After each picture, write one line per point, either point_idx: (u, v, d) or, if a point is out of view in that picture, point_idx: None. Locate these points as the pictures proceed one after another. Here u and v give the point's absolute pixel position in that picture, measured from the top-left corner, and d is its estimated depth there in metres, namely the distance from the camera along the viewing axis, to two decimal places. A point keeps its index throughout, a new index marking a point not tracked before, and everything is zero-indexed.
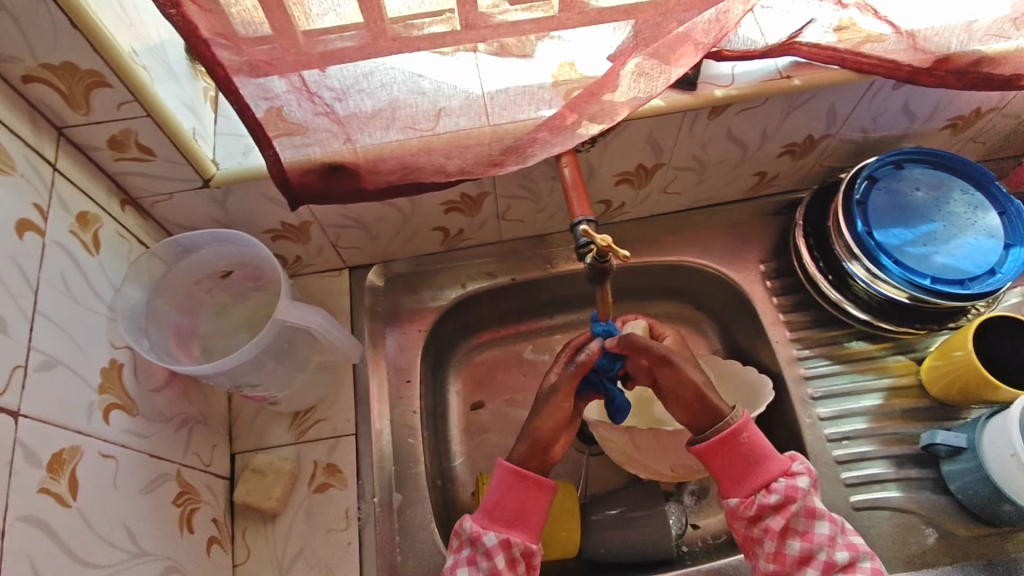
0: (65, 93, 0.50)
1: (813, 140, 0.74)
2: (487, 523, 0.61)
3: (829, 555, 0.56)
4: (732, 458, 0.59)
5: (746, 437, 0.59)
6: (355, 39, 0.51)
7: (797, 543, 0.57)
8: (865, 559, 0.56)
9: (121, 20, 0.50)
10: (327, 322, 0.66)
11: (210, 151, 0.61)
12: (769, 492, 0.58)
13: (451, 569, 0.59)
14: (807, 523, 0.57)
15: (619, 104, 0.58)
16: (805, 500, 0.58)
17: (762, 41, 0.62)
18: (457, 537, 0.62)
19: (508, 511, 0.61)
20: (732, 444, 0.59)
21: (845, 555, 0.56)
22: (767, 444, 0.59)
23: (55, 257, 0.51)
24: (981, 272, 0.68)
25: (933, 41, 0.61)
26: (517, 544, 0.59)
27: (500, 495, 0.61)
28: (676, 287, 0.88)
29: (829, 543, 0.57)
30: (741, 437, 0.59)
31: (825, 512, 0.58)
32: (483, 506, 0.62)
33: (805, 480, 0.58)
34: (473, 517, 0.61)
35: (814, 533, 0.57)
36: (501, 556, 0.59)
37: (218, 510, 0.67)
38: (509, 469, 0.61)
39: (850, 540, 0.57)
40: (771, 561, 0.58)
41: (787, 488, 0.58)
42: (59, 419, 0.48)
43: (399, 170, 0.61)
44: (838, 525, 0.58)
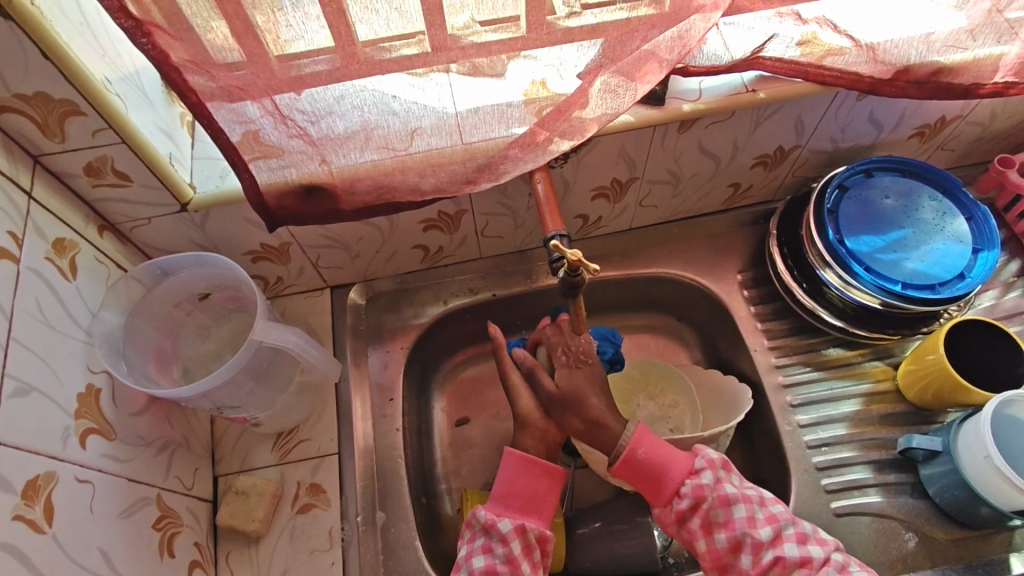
0: (40, 122, 0.51)
1: (784, 152, 0.76)
2: (502, 512, 0.64)
3: (753, 536, 0.60)
4: (639, 473, 0.63)
5: (643, 452, 0.63)
6: (327, 63, 0.52)
7: (723, 535, 0.60)
8: (788, 526, 0.60)
9: (93, 50, 0.51)
10: (305, 341, 0.66)
11: (187, 175, 0.62)
12: (681, 497, 0.62)
13: (467, 559, 0.61)
14: (724, 512, 0.61)
15: (589, 121, 0.59)
16: (714, 493, 0.61)
17: (727, 56, 0.64)
18: (471, 528, 0.65)
19: (521, 498, 0.64)
20: (632, 465, 0.63)
21: (768, 530, 0.60)
22: (665, 453, 0.63)
23: (30, 283, 0.52)
24: (951, 277, 0.69)
25: (893, 53, 0.63)
26: (530, 529, 0.63)
27: (511, 484, 0.65)
28: (658, 299, 0.88)
29: (749, 524, 0.60)
30: (638, 453, 0.63)
31: (738, 497, 0.61)
32: (495, 496, 0.65)
33: (707, 475, 0.62)
34: (488, 507, 0.64)
35: (734, 520, 0.60)
36: (517, 542, 0.62)
37: (201, 534, 0.66)
38: (519, 457, 0.65)
39: (770, 513, 0.61)
40: (709, 557, 0.61)
41: (694, 489, 0.61)
42: (33, 445, 0.48)
43: (375, 191, 0.62)
44: (754, 503, 0.61)
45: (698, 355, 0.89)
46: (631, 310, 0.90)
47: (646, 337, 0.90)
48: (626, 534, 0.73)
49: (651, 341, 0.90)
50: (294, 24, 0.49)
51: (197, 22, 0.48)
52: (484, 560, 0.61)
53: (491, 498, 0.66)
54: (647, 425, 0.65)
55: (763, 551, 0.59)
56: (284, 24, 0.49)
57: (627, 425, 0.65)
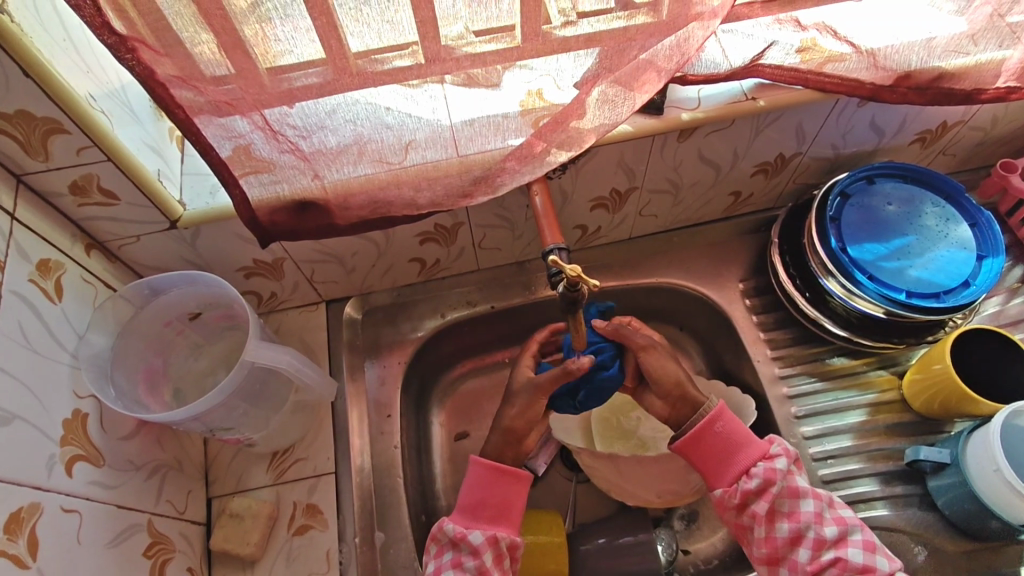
0: (22, 141, 0.50)
1: (785, 159, 0.75)
2: (470, 524, 0.63)
3: (817, 531, 0.59)
4: (709, 449, 0.64)
5: (721, 427, 0.64)
6: (319, 76, 0.51)
7: (786, 525, 0.60)
8: (855, 531, 0.59)
9: (77, 66, 0.50)
10: (298, 361, 0.64)
11: (177, 192, 0.61)
12: (750, 477, 0.62)
13: (437, 573, 0.61)
14: (792, 503, 0.61)
15: (586, 132, 0.58)
16: (785, 480, 0.61)
17: (726, 64, 0.62)
18: (438, 542, 0.64)
19: (489, 507, 0.64)
20: (707, 435, 0.64)
21: (834, 530, 0.59)
22: (744, 430, 0.64)
23: (13, 307, 0.50)
24: (956, 285, 0.68)
25: (894, 58, 0.62)
26: (501, 538, 0.63)
27: (479, 493, 0.64)
28: (658, 308, 0.87)
29: (816, 519, 0.60)
30: (716, 428, 0.64)
31: (808, 491, 0.61)
32: (462, 507, 0.65)
33: (782, 461, 0.62)
34: (454, 519, 0.64)
35: (800, 512, 0.60)
36: (488, 552, 0.62)
37: (194, 558, 0.65)
38: (485, 465, 0.65)
39: (838, 515, 0.60)
40: (764, 546, 0.61)
41: (766, 471, 0.61)
42: (16, 476, 0.47)
43: (369, 206, 0.61)
44: (823, 501, 0.61)
45: (701, 364, 0.87)
46: (631, 320, 0.88)
47: None
48: (628, 551, 0.72)
49: None
50: (283, 38, 0.48)
51: (185, 36, 0.46)
52: (454, 574, 0.60)
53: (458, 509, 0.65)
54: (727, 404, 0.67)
55: (824, 548, 0.59)
56: (273, 37, 0.47)
57: (707, 401, 0.66)
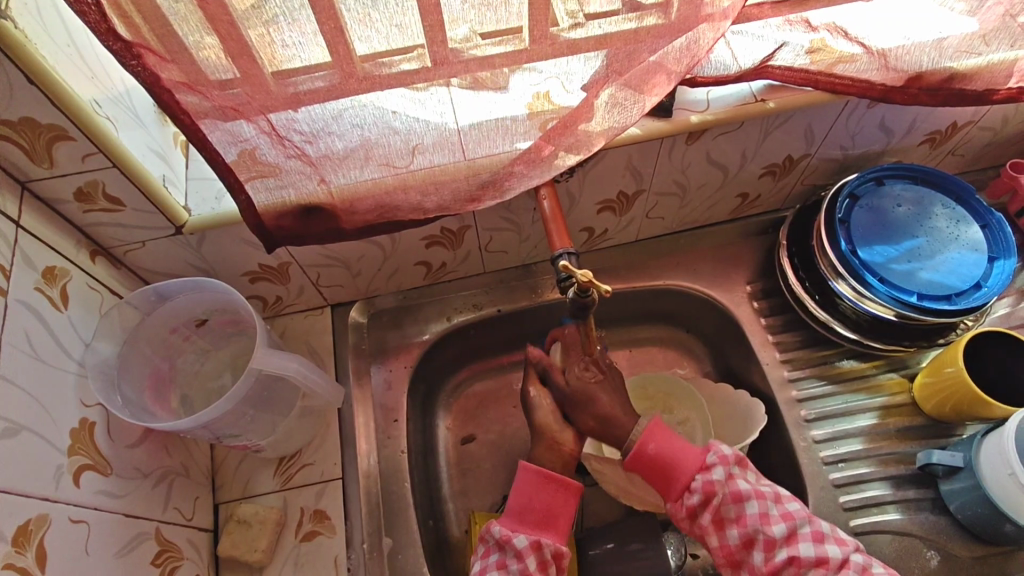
0: (27, 148, 0.49)
1: (793, 161, 0.74)
2: (516, 528, 0.62)
3: (766, 533, 0.57)
4: (649, 470, 0.61)
5: (654, 448, 0.61)
6: (326, 80, 0.50)
7: (735, 531, 0.58)
8: (804, 524, 0.58)
9: (80, 71, 0.49)
10: (305, 367, 0.64)
11: (182, 198, 0.60)
12: (691, 492, 0.60)
13: (480, 574, 0.60)
14: (736, 508, 0.59)
15: (595, 135, 0.57)
16: (726, 488, 0.59)
17: (736, 65, 0.62)
18: (485, 542, 0.63)
19: (535, 513, 0.62)
20: (642, 459, 0.61)
21: (782, 528, 0.57)
22: (676, 447, 0.61)
23: (19, 316, 0.50)
24: (967, 287, 0.68)
25: (905, 59, 0.61)
26: (546, 545, 0.61)
27: (528, 499, 0.62)
28: (665, 310, 0.87)
29: (762, 521, 0.58)
30: (649, 450, 0.61)
31: (750, 493, 0.59)
32: (510, 511, 0.63)
33: (719, 470, 0.60)
34: (502, 522, 0.62)
35: (746, 516, 0.58)
36: (532, 558, 0.60)
37: (201, 565, 0.64)
38: (534, 471, 0.63)
39: (785, 510, 0.58)
40: (721, 553, 0.59)
41: (705, 484, 0.59)
42: (23, 488, 0.46)
43: (376, 210, 0.60)
44: (768, 499, 0.59)
45: (708, 366, 0.87)
46: (638, 322, 0.88)
47: (654, 349, 0.88)
48: (637, 556, 0.71)
49: (659, 353, 0.88)
50: (290, 43, 0.47)
51: (191, 40, 0.45)
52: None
53: (506, 512, 0.64)
54: (658, 420, 0.63)
55: (776, 548, 0.57)
56: (279, 43, 0.47)
57: (639, 422, 0.63)
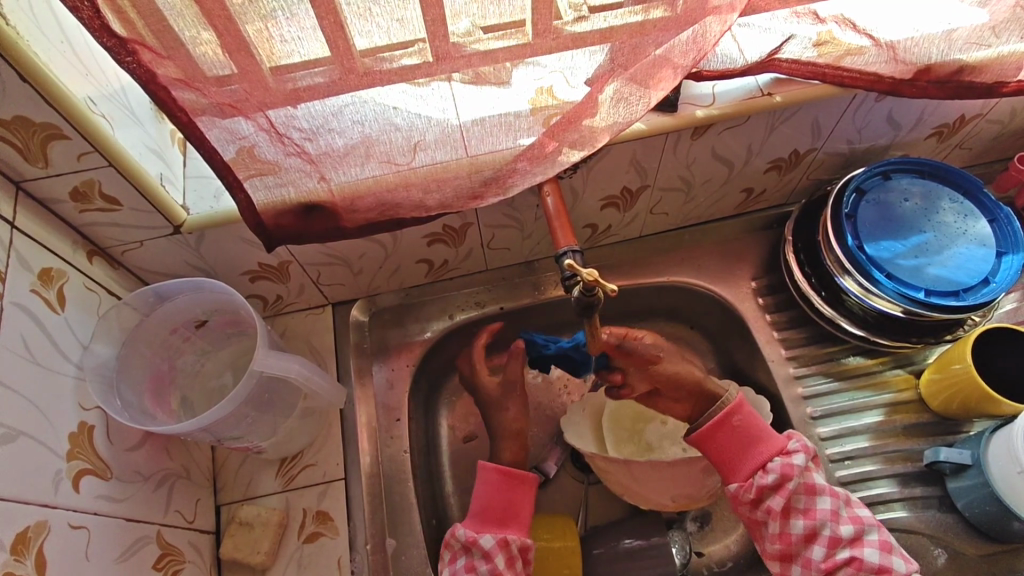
0: (21, 148, 0.48)
1: (799, 155, 0.73)
2: (481, 528, 0.63)
3: (832, 529, 0.58)
4: (726, 441, 0.64)
5: (740, 420, 0.64)
6: (325, 75, 0.49)
7: (801, 522, 0.59)
8: (872, 531, 0.58)
9: (74, 68, 0.48)
10: (306, 368, 0.63)
11: (180, 197, 0.59)
12: (766, 472, 0.61)
13: None
14: (807, 500, 0.60)
15: (600, 130, 0.56)
16: (802, 477, 0.60)
17: (741, 59, 0.61)
18: (451, 547, 0.63)
19: (498, 511, 0.64)
20: (725, 427, 0.64)
21: (849, 528, 0.58)
22: (763, 426, 0.64)
23: (15, 319, 0.49)
24: (976, 283, 0.67)
25: (913, 52, 0.60)
26: (512, 541, 0.62)
27: (490, 498, 0.64)
28: (670, 307, 0.86)
29: (831, 517, 0.59)
30: (734, 421, 0.64)
31: (825, 488, 0.60)
32: (473, 512, 0.64)
33: (800, 457, 0.61)
34: (466, 524, 0.63)
35: (816, 509, 0.59)
36: (500, 556, 0.61)
37: (203, 567, 0.64)
38: (493, 469, 0.65)
39: (854, 514, 0.59)
40: (777, 541, 0.60)
41: (783, 467, 0.61)
42: (22, 495, 0.46)
43: (378, 208, 0.59)
44: (840, 499, 0.60)
45: (712, 363, 0.86)
46: (642, 319, 0.87)
47: None
48: (643, 554, 0.71)
49: None
50: (289, 39, 0.45)
51: (187, 36, 0.44)
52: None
53: (469, 515, 0.65)
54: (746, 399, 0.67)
55: (839, 547, 0.58)
56: (278, 38, 0.45)
57: (727, 395, 0.67)
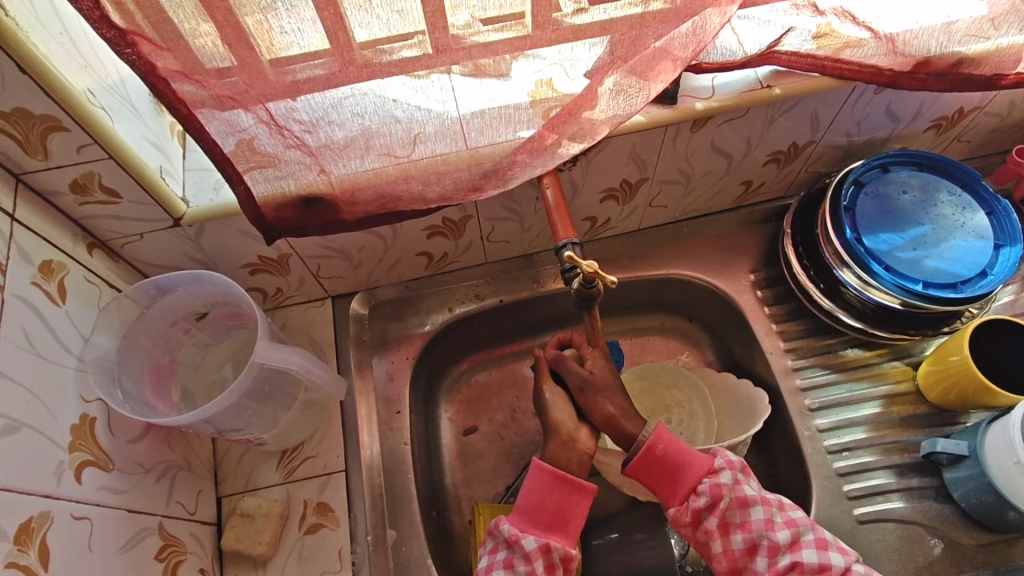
0: (21, 140, 0.48)
1: (798, 148, 0.74)
2: (527, 527, 0.61)
3: (771, 539, 0.58)
4: (654, 472, 0.61)
5: (663, 449, 0.61)
6: (324, 68, 0.49)
7: (739, 536, 0.59)
8: (808, 531, 0.58)
9: (74, 60, 0.48)
10: (307, 361, 0.63)
11: (180, 189, 0.59)
12: (698, 495, 0.60)
13: (486, 570, 0.60)
14: (742, 513, 0.59)
15: (599, 122, 0.57)
16: (733, 493, 0.59)
17: (741, 51, 0.61)
18: (494, 538, 0.63)
19: (547, 514, 0.61)
20: (649, 460, 0.61)
21: (786, 534, 0.58)
22: (685, 449, 0.61)
23: (16, 312, 0.49)
24: (973, 275, 0.67)
25: (913, 44, 0.60)
26: (556, 549, 0.60)
27: (539, 499, 0.62)
28: (669, 300, 0.86)
29: (767, 526, 0.58)
30: (657, 451, 0.61)
31: (757, 498, 0.59)
32: (521, 509, 0.62)
33: (727, 475, 0.60)
34: (511, 519, 0.62)
35: (751, 521, 0.58)
36: (540, 561, 0.59)
37: (205, 559, 0.64)
38: (548, 471, 0.62)
39: (788, 517, 0.59)
40: (724, 559, 0.59)
41: (712, 487, 0.59)
42: (25, 485, 0.46)
43: (377, 200, 0.59)
44: (773, 506, 0.59)
45: (711, 355, 0.87)
46: (641, 312, 0.88)
47: (657, 339, 0.88)
48: (643, 545, 0.71)
49: (662, 343, 0.88)
50: (289, 30, 0.45)
51: (186, 28, 0.44)
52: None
53: (516, 511, 0.63)
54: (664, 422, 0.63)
55: (780, 555, 0.57)
56: (278, 30, 0.45)
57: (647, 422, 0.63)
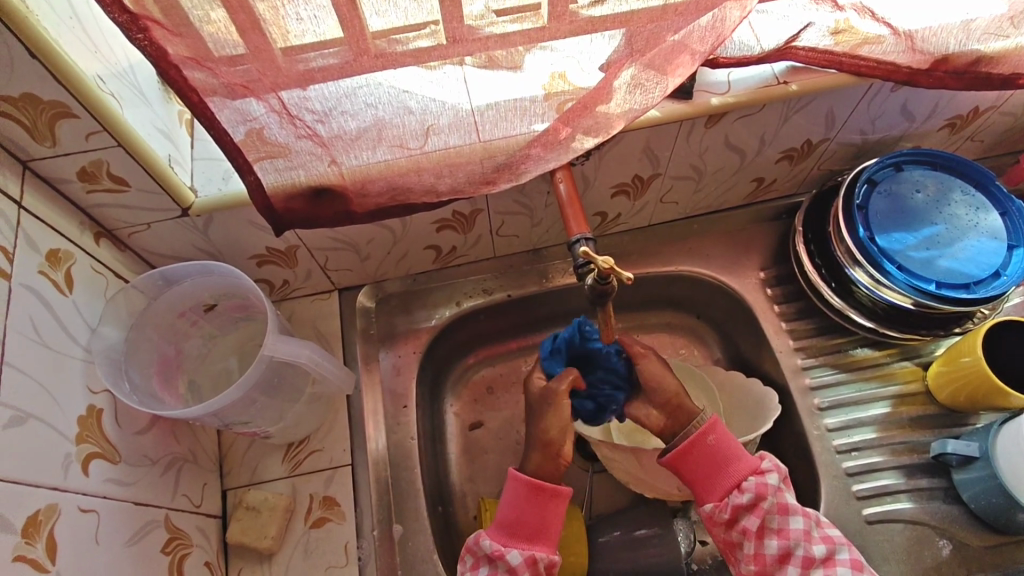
0: (28, 126, 0.47)
1: (812, 145, 0.73)
2: (508, 541, 0.61)
3: (806, 549, 0.58)
4: (699, 460, 0.61)
5: (714, 439, 0.62)
6: (337, 57, 0.48)
7: (775, 542, 0.58)
8: (843, 550, 0.58)
9: (83, 45, 0.47)
10: (316, 354, 0.63)
11: (188, 178, 0.58)
12: (741, 492, 0.60)
13: None
14: (781, 519, 0.59)
15: (615, 117, 0.56)
16: (776, 497, 0.59)
17: (758, 47, 0.60)
18: (473, 554, 0.62)
19: (528, 526, 0.61)
20: (697, 447, 0.62)
21: (822, 548, 0.58)
22: (736, 444, 0.62)
23: (23, 301, 0.48)
24: (986, 275, 0.67)
25: (932, 41, 0.59)
26: (540, 558, 0.60)
27: (519, 511, 0.62)
28: (677, 297, 0.86)
29: (805, 537, 0.58)
30: (708, 441, 0.62)
31: (798, 508, 0.59)
32: (500, 522, 0.62)
33: (774, 477, 0.60)
34: (492, 534, 0.62)
35: (790, 529, 0.58)
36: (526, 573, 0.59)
37: (210, 552, 0.64)
38: (524, 482, 0.63)
39: (826, 533, 0.59)
40: (752, 562, 0.59)
41: (758, 486, 0.60)
42: (32, 477, 0.45)
43: (388, 192, 0.58)
44: (812, 519, 0.59)
45: (718, 353, 0.86)
46: (649, 308, 0.87)
47: (664, 336, 0.88)
48: (649, 543, 0.71)
49: (669, 340, 0.88)
50: (303, 17, 0.44)
51: (197, 14, 0.43)
52: None
53: (495, 524, 0.63)
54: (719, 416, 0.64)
55: (813, 567, 0.57)
56: (292, 17, 0.44)
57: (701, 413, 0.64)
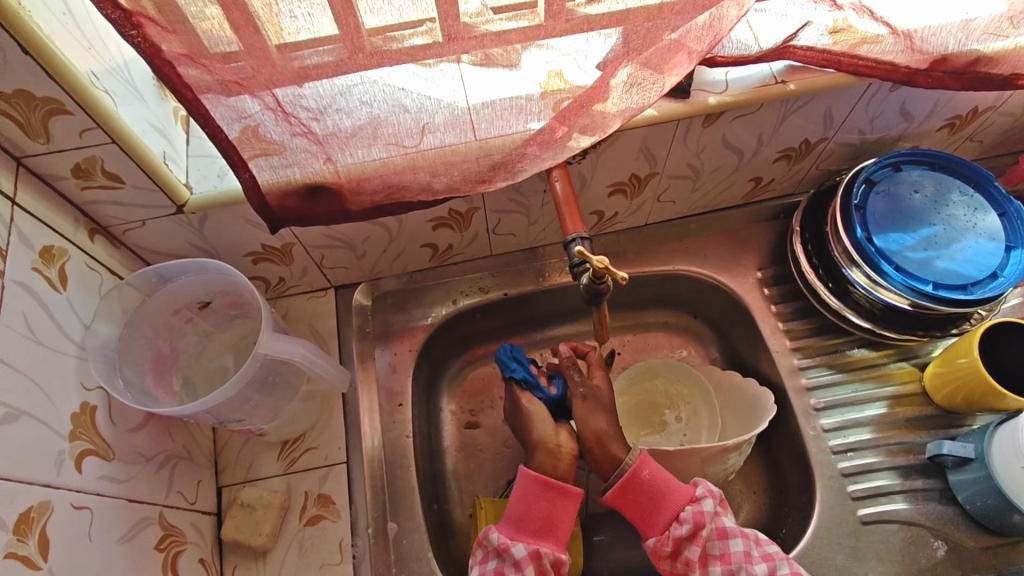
0: (22, 122, 0.47)
1: (810, 145, 0.73)
2: (515, 536, 0.61)
3: (748, 571, 0.57)
4: (637, 497, 0.62)
5: (648, 474, 0.62)
6: (332, 54, 0.48)
7: (717, 569, 0.58)
8: (784, 565, 0.58)
9: (77, 41, 0.47)
10: (311, 352, 0.63)
11: (183, 175, 0.58)
12: (680, 523, 0.60)
13: None
14: (721, 545, 0.59)
15: (611, 116, 0.56)
16: (714, 523, 0.59)
17: (756, 46, 0.60)
18: (483, 548, 0.61)
19: (535, 521, 0.62)
20: (633, 484, 0.62)
21: (764, 567, 0.57)
22: (669, 477, 0.62)
23: (17, 298, 0.48)
24: (983, 277, 0.66)
25: (931, 41, 0.59)
26: (546, 554, 0.60)
27: (527, 506, 0.62)
28: (674, 296, 0.85)
29: (745, 559, 0.58)
30: (642, 476, 0.62)
31: (736, 531, 0.59)
32: (508, 518, 0.62)
33: (709, 503, 0.60)
34: (500, 528, 0.61)
35: (730, 553, 0.58)
36: (532, 567, 0.59)
37: (205, 549, 0.64)
38: (534, 478, 0.63)
39: (766, 551, 0.59)
40: None
41: (695, 515, 0.59)
42: (25, 474, 0.45)
43: (383, 190, 0.58)
44: (751, 539, 0.59)
45: (715, 353, 0.86)
46: (646, 307, 0.87)
47: (662, 336, 0.88)
48: None
49: (666, 340, 0.87)
50: (298, 15, 0.44)
51: (191, 11, 0.43)
52: None
53: (503, 521, 0.63)
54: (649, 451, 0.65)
55: None
56: (286, 14, 0.44)
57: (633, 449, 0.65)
